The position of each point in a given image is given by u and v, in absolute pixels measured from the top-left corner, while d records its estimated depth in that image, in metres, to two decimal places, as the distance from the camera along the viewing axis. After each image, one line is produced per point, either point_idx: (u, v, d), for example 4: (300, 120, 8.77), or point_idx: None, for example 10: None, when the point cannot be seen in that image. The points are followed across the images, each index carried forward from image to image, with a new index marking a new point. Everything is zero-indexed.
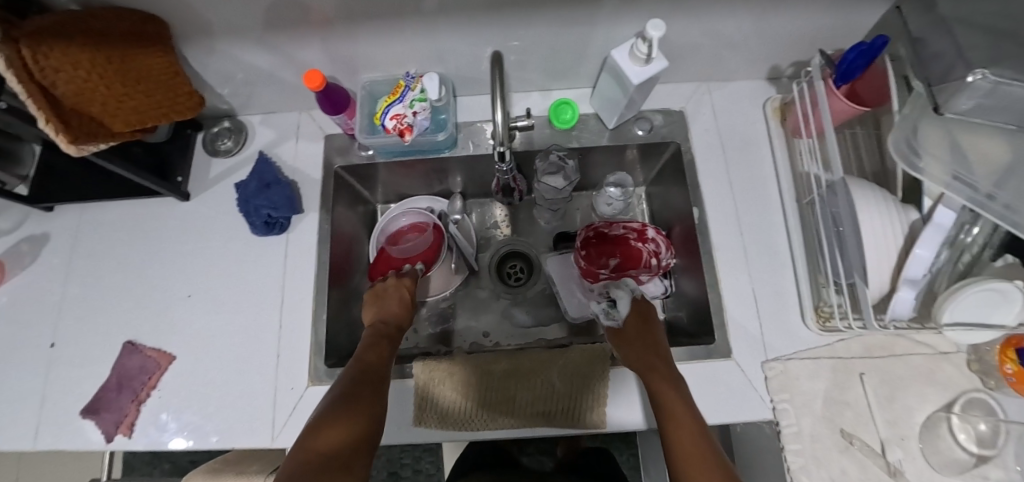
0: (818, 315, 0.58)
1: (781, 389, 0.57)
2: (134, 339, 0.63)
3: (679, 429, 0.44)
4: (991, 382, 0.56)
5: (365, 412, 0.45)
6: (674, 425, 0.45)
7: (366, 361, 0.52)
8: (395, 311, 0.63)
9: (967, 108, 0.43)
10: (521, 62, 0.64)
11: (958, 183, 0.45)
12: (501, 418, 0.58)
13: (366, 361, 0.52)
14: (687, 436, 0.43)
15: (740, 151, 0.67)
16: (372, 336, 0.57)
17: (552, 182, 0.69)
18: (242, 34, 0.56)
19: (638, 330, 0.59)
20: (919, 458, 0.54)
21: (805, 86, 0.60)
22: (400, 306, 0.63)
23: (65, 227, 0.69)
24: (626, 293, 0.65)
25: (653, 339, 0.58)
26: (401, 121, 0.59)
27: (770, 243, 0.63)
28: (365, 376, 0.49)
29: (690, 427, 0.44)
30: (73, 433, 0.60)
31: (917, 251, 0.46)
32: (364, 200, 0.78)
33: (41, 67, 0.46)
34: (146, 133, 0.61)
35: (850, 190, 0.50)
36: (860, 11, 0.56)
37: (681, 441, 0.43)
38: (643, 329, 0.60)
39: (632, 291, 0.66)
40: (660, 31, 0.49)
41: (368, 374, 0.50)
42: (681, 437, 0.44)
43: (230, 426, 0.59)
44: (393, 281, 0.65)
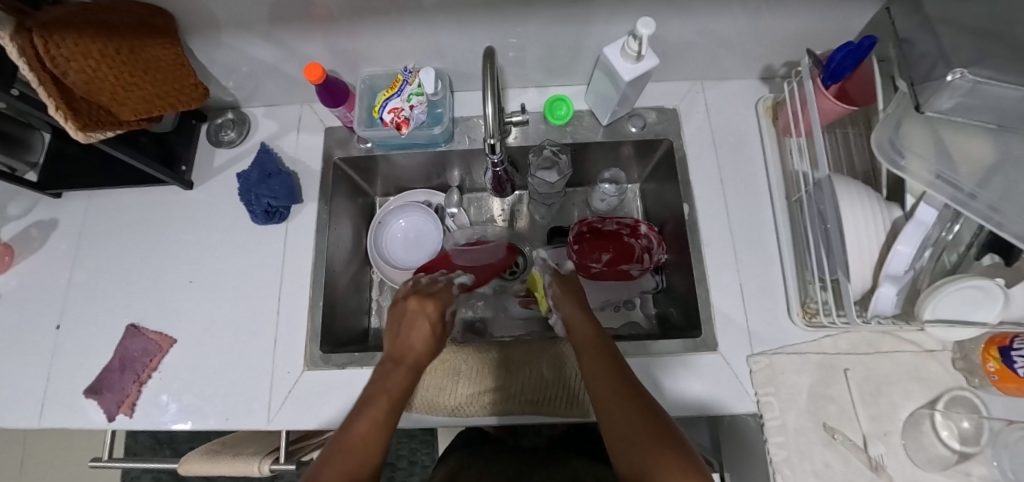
0: (804, 310, 0.59)
1: (766, 383, 0.58)
2: (137, 322, 0.65)
3: (615, 407, 0.43)
4: (975, 380, 0.56)
5: None
6: (613, 404, 0.43)
7: (357, 437, 0.42)
8: (412, 351, 0.50)
9: (948, 107, 0.43)
10: (517, 58, 0.66)
11: (940, 181, 0.46)
12: (490, 407, 0.59)
13: (361, 438, 0.42)
14: (626, 415, 0.42)
15: (731, 149, 0.68)
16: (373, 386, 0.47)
17: (546, 176, 0.70)
18: (246, 28, 0.58)
19: (569, 293, 0.57)
20: (901, 453, 0.55)
21: (796, 85, 0.61)
22: (417, 342, 0.51)
23: (73, 212, 0.71)
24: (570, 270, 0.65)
25: (580, 302, 0.56)
26: (398, 115, 0.61)
27: (759, 239, 0.64)
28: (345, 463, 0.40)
29: (625, 403, 0.42)
30: (76, 411, 0.62)
31: (898, 247, 0.47)
32: (363, 193, 0.80)
33: (54, 56, 0.47)
34: (152, 123, 0.63)
35: (835, 187, 0.51)
36: (850, 12, 0.57)
37: (617, 420, 0.42)
38: (574, 293, 0.58)
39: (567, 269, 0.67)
40: (650, 29, 0.50)
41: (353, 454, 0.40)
42: (618, 416, 0.42)
43: (227, 408, 0.61)
44: (415, 303, 0.53)
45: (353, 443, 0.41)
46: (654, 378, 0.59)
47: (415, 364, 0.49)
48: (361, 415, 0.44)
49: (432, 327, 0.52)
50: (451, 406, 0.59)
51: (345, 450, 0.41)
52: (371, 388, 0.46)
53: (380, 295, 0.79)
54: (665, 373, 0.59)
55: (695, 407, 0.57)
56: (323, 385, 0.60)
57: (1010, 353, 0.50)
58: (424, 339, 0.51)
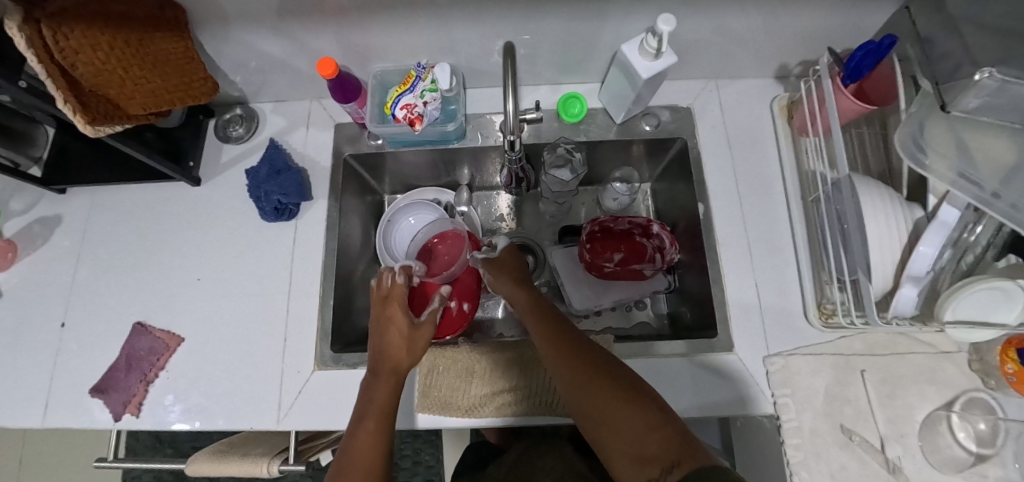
0: (821, 312, 0.59)
1: (782, 384, 0.57)
2: (144, 320, 0.64)
3: (559, 355, 0.46)
4: (991, 382, 0.56)
5: None
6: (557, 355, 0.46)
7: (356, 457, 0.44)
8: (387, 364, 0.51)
9: (973, 106, 0.43)
10: (531, 55, 0.65)
11: (964, 181, 0.45)
12: (505, 406, 0.58)
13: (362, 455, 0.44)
14: (568, 362, 0.45)
15: (746, 148, 0.68)
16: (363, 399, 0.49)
17: (560, 174, 0.69)
18: (257, 22, 0.57)
19: (508, 270, 0.60)
20: (918, 455, 0.55)
21: (813, 84, 0.60)
22: (393, 347, 0.52)
23: (78, 208, 0.69)
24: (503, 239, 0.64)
25: (521, 277, 0.59)
26: (411, 111, 0.60)
27: (774, 239, 0.64)
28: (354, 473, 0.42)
29: (568, 352, 0.45)
30: (81, 411, 0.61)
31: (921, 249, 0.46)
32: (372, 190, 0.79)
33: (62, 48, 0.46)
34: (160, 117, 0.62)
35: (855, 187, 0.50)
36: (869, 11, 0.56)
37: (561, 367, 0.45)
38: (517, 271, 0.60)
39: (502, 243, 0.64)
40: (670, 26, 0.50)
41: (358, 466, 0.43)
42: (563, 365, 0.45)
43: (236, 408, 0.60)
44: (383, 307, 0.54)
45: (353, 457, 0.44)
46: (662, 380, 0.58)
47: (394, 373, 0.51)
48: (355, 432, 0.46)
49: (404, 325, 0.53)
50: (451, 398, 0.59)
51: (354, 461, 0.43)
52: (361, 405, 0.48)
53: None
54: (669, 374, 0.58)
55: (711, 408, 0.57)
56: (334, 386, 0.60)
57: None
58: (398, 340, 0.52)
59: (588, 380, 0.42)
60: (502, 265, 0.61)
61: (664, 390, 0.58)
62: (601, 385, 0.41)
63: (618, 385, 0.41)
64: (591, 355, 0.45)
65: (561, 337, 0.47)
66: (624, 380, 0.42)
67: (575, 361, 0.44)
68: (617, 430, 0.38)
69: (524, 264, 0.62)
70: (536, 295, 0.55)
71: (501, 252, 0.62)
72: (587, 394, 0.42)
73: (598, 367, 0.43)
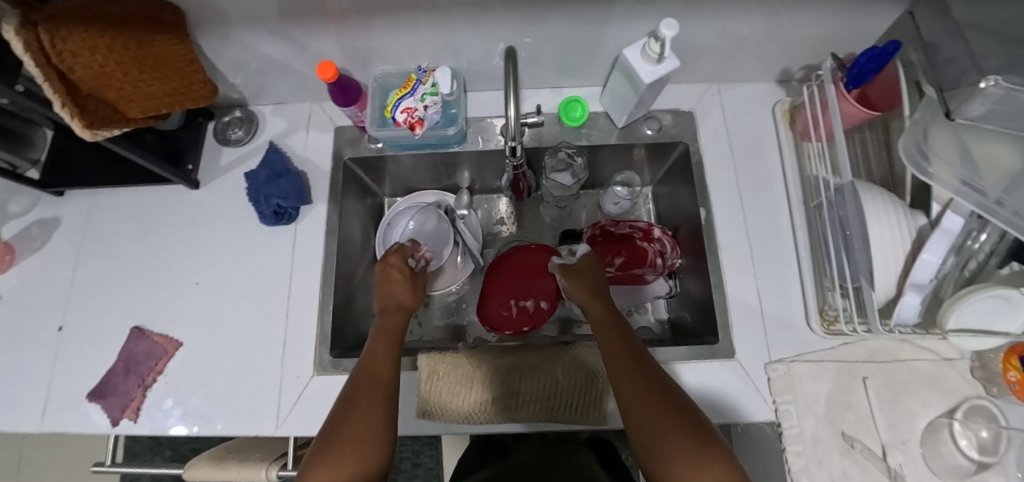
0: (823, 319, 0.58)
1: (784, 390, 0.57)
2: (142, 324, 0.64)
3: (626, 376, 0.43)
4: (994, 390, 0.56)
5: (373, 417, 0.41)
6: (626, 376, 0.43)
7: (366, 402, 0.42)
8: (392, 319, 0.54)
9: (979, 114, 0.42)
10: (532, 58, 0.65)
11: (966, 187, 0.45)
12: (504, 413, 0.58)
13: (374, 361, 0.48)
14: (635, 384, 0.42)
15: (748, 153, 0.68)
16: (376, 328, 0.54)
17: (560, 179, 0.69)
18: (256, 24, 0.56)
19: (587, 278, 0.57)
20: (920, 462, 0.54)
21: (816, 89, 0.60)
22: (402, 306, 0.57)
23: (76, 211, 0.69)
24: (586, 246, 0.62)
25: (597, 286, 0.56)
26: (412, 115, 0.60)
27: (776, 245, 0.63)
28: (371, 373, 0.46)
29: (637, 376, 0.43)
30: (79, 415, 0.60)
31: (923, 256, 0.46)
32: (372, 193, 0.79)
33: (60, 52, 0.46)
34: (159, 121, 0.61)
35: (859, 194, 0.50)
36: (873, 16, 0.56)
37: (627, 388, 0.42)
38: (592, 278, 0.57)
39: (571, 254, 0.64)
40: (673, 30, 0.49)
41: (371, 369, 0.47)
42: (631, 387, 0.42)
43: (234, 413, 0.59)
44: (381, 261, 0.61)
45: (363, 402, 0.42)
46: None
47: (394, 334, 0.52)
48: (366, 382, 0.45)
49: (404, 273, 0.60)
50: (445, 400, 0.58)
51: (364, 406, 0.42)
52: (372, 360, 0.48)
53: None
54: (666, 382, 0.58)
55: (711, 415, 0.57)
56: (332, 391, 0.59)
57: None
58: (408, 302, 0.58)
59: (655, 409, 0.40)
60: (581, 271, 0.58)
61: None
62: (670, 419, 0.39)
63: (687, 422, 0.38)
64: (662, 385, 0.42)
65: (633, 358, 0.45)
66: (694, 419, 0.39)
67: (645, 386, 0.42)
68: (681, 468, 0.35)
69: (602, 274, 0.59)
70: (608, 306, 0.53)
71: (581, 257, 0.60)
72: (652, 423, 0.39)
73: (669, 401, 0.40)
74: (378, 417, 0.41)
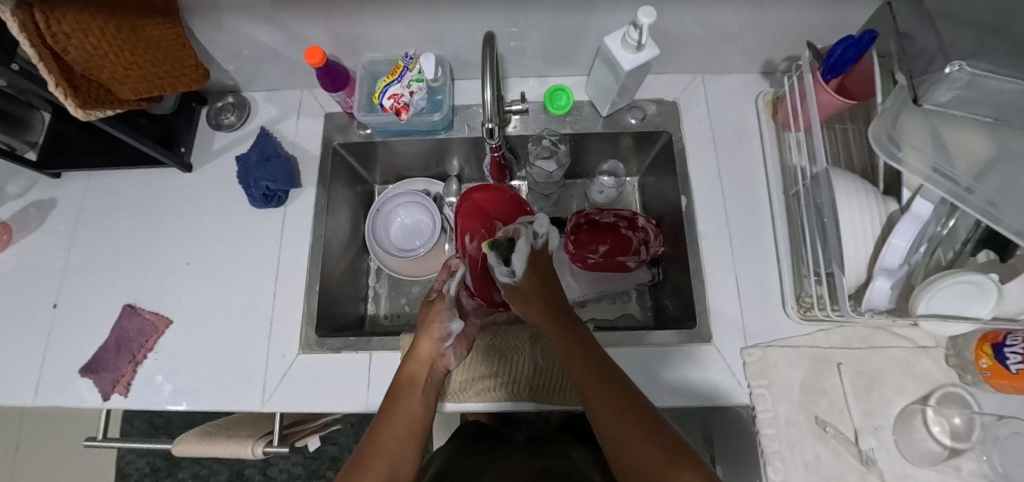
0: (799, 305, 0.59)
1: (759, 375, 0.58)
2: (134, 302, 0.66)
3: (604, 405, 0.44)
4: (968, 378, 0.56)
5: (404, 427, 0.48)
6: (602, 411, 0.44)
7: (382, 453, 0.46)
8: (420, 361, 0.54)
9: (947, 99, 0.44)
10: (518, 47, 0.66)
11: (938, 175, 0.45)
12: (489, 392, 0.59)
13: (407, 375, 0.53)
14: (602, 392, 0.45)
15: (730, 142, 0.69)
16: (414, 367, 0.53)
17: (545, 166, 0.70)
18: (248, 11, 0.57)
19: (540, 297, 0.53)
20: (892, 448, 0.55)
21: (796, 79, 0.61)
22: (423, 352, 0.54)
23: (72, 193, 0.71)
24: (526, 245, 0.53)
25: (551, 300, 0.54)
26: (398, 101, 0.61)
27: (756, 233, 0.64)
28: (400, 389, 0.51)
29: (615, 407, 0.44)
30: (70, 389, 0.62)
31: (893, 241, 0.47)
32: (362, 180, 0.80)
33: (54, 33, 0.47)
34: (151, 103, 0.63)
35: (832, 180, 0.51)
36: (852, 6, 0.56)
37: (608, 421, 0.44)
38: (547, 300, 0.53)
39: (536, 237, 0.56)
40: (651, 18, 0.50)
41: (401, 382, 0.52)
42: (597, 398, 0.45)
43: (222, 389, 0.61)
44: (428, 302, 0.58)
45: (381, 450, 0.46)
46: (643, 370, 0.59)
47: (413, 375, 0.53)
48: (386, 423, 0.48)
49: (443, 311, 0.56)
50: (455, 390, 0.60)
51: (379, 454, 0.46)
52: (396, 398, 0.51)
53: (377, 283, 0.79)
54: (650, 367, 0.59)
55: (691, 401, 0.58)
56: (317, 368, 0.61)
57: (1003, 349, 0.49)
58: (431, 348, 0.54)
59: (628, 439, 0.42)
60: (529, 292, 0.54)
61: (646, 381, 0.59)
62: (647, 447, 0.41)
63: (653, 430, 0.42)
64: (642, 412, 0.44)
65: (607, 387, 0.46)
66: (673, 446, 0.41)
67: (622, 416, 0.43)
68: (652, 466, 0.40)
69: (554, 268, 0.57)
70: (572, 327, 0.52)
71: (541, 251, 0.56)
72: (635, 454, 0.41)
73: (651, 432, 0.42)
74: (405, 425, 0.49)
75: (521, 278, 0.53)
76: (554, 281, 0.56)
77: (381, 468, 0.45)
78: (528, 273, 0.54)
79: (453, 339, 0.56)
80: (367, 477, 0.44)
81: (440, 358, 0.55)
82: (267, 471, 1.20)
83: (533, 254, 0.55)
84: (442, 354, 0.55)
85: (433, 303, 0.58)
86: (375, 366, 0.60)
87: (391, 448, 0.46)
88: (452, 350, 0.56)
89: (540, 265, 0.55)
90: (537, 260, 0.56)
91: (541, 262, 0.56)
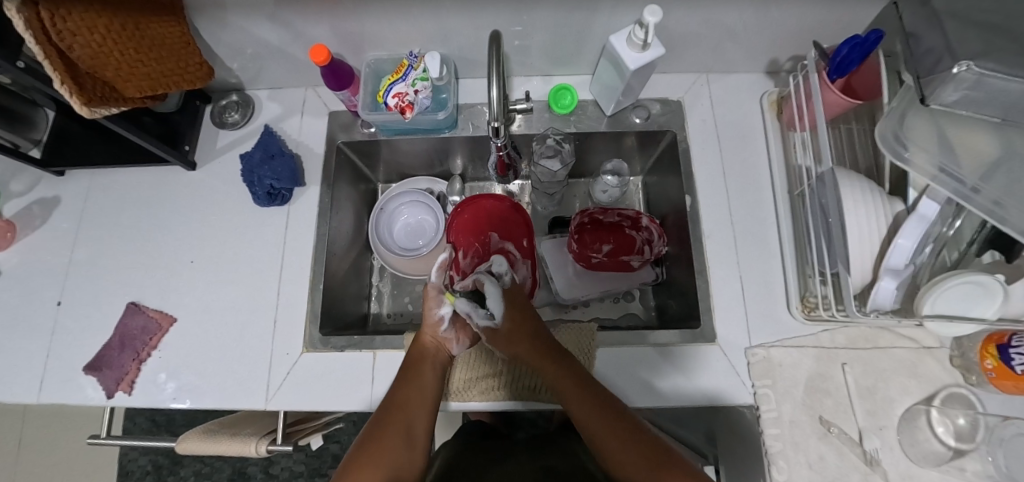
0: (804, 305, 0.59)
1: (763, 375, 0.58)
2: (138, 300, 0.66)
3: (595, 417, 0.47)
4: (972, 378, 0.56)
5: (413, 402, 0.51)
6: (594, 425, 0.47)
7: (396, 423, 0.49)
8: (426, 344, 0.56)
9: (953, 100, 0.42)
10: (522, 46, 0.66)
11: (945, 175, 0.46)
12: (492, 390, 0.59)
13: (415, 356, 0.55)
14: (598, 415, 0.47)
15: (734, 142, 0.69)
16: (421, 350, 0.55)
17: (550, 165, 0.70)
18: (253, 9, 0.57)
19: (523, 334, 0.53)
20: (896, 448, 0.55)
21: (802, 78, 0.61)
22: (430, 336, 0.57)
23: (76, 191, 0.71)
24: (496, 288, 0.55)
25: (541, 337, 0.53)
26: (402, 99, 0.61)
27: (759, 232, 0.64)
28: (409, 366, 0.54)
29: (608, 415, 0.48)
30: (74, 387, 0.62)
31: (899, 241, 0.47)
32: (366, 179, 0.80)
33: (60, 31, 0.47)
34: (155, 101, 0.63)
35: (837, 180, 0.51)
36: (858, 6, 0.56)
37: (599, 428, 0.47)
38: (531, 330, 0.53)
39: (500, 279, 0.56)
40: (657, 17, 0.50)
41: (411, 361, 0.54)
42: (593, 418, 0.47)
43: (226, 387, 0.61)
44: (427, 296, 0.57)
45: (393, 422, 0.49)
46: (647, 370, 0.59)
47: (423, 354, 0.55)
48: (399, 395, 0.51)
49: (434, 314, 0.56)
50: (458, 387, 0.60)
51: (391, 426, 0.49)
52: (407, 375, 0.53)
53: (381, 282, 0.79)
54: (654, 366, 0.59)
55: (695, 401, 0.58)
56: (321, 366, 0.61)
57: (1008, 350, 0.49)
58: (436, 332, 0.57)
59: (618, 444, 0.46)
60: (510, 332, 0.53)
61: (651, 381, 0.59)
62: (639, 458, 0.45)
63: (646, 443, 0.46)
64: (632, 421, 0.48)
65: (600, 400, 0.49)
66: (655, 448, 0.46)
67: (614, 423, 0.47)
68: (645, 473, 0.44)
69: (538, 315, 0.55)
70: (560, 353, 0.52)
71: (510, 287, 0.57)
72: (622, 458, 0.45)
73: (637, 436, 0.46)
74: (415, 397, 0.52)
75: (501, 319, 0.54)
76: (535, 316, 0.56)
77: (396, 440, 0.48)
78: (507, 312, 0.54)
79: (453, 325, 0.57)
80: (383, 442, 0.48)
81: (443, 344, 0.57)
82: (269, 469, 1.20)
83: (506, 293, 0.56)
84: (444, 340, 0.57)
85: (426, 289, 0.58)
86: (379, 365, 0.60)
87: (405, 418, 0.50)
88: (454, 335, 0.58)
89: (518, 302, 0.56)
90: (513, 297, 0.56)
91: (518, 297, 0.57)
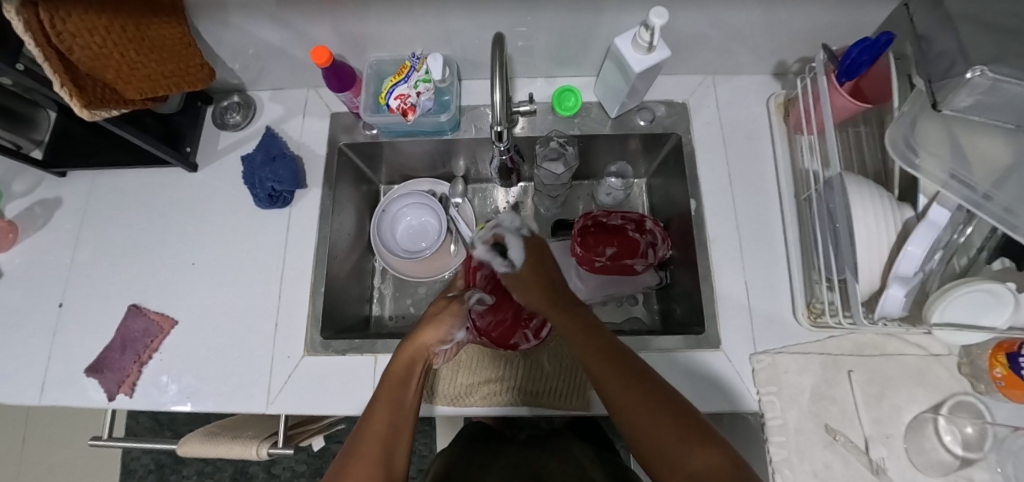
0: (810, 311, 0.58)
1: (768, 382, 0.57)
2: (139, 302, 0.65)
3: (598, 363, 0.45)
4: (981, 387, 0.55)
5: (394, 405, 0.47)
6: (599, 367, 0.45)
7: (376, 435, 0.44)
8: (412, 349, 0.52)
9: (965, 106, 0.42)
10: (526, 47, 0.65)
11: (955, 181, 0.45)
12: (492, 397, 0.59)
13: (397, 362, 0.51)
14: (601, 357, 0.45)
15: (740, 145, 0.68)
16: (406, 360, 0.51)
17: (552, 168, 0.70)
18: (254, 10, 0.57)
19: (540, 284, 0.57)
20: (903, 458, 0.54)
21: (810, 81, 0.59)
22: (422, 345, 0.53)
23: (78, 192, 0.71)
24: (517, 238, 0.61)
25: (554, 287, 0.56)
26: (404, 101, 0.61)
27: (764, 236, 0.64)
28: (389, 381, 0.49)
29: (620, 374, 0.43)
30: (75, 389, 0.62)
31: (908, 248, 0.46)
32: (368, 181, 0.80)
33: (59, 32, 0.47)
34: (157, 103, 0.63)
35: (846, 186, 0.50)
36: (869, 8, 0.55)
37: (618, 401, 0.42)
38: (541, 274, 0.58)
39: (522, 235, 0.62)
40: (662, 19, 0.49)
41: (392, 371, 0.50)
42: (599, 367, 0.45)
43: (227, 390, 0.61)
44: (438, 304, 0.57)
45: (373, 432, 0.45)
46: None
47: (411, 362, 0.51)
48: (375, 410, 0.47)
49: (447, 322, 0.55)
50: (453, 394, 0.59)
51: (369, 443, 0.44)
52: (382, 389, 0.48)
53: (383, 283, 0.79)
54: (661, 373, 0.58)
55: (697, 405, 0.57)
56: (321, 371, 0.60)
57: (1018, 359, 0.48)
58: (422, 342, 0.53)
59: (648, 414, 0.40)
60: (529, 280, 0.58)
61: None
62: (659, 421, 0.40)
63: (662, 404, 0.41)
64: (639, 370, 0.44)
65: (621, 371, 0.44)
66: (680, 406, 0.41)
67: (639, 397, 0.42)
68: (676, 441, 0.38)
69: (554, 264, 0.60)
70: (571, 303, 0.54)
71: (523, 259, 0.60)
72: (645, 426, 0.40)
73: (648, 390, 0.42)
74: (394, 404, 0.47)
75: (520, 267, 0.59)
76: (555, 271, 0.59)
77: (371, 467, 0.42)
78: (528, 262, 0.59)
79: (450, 344, 0.57)
80: (356, 469, 0.42)
81: (431, 357, 0.54)
82: (270, 469, 1.20)
83: (527, 242, 0.62)
84: (437, 353, 0.55)
85: (443, 304, 0.58)
86: (379, 369, 0.60)
87: (385, 435, 0.45)
88: (443, 351, 0.57)
89: (539, 250, 0.61)
90: (533, 247, 0.61)
91: (541, 249, 0.61)
